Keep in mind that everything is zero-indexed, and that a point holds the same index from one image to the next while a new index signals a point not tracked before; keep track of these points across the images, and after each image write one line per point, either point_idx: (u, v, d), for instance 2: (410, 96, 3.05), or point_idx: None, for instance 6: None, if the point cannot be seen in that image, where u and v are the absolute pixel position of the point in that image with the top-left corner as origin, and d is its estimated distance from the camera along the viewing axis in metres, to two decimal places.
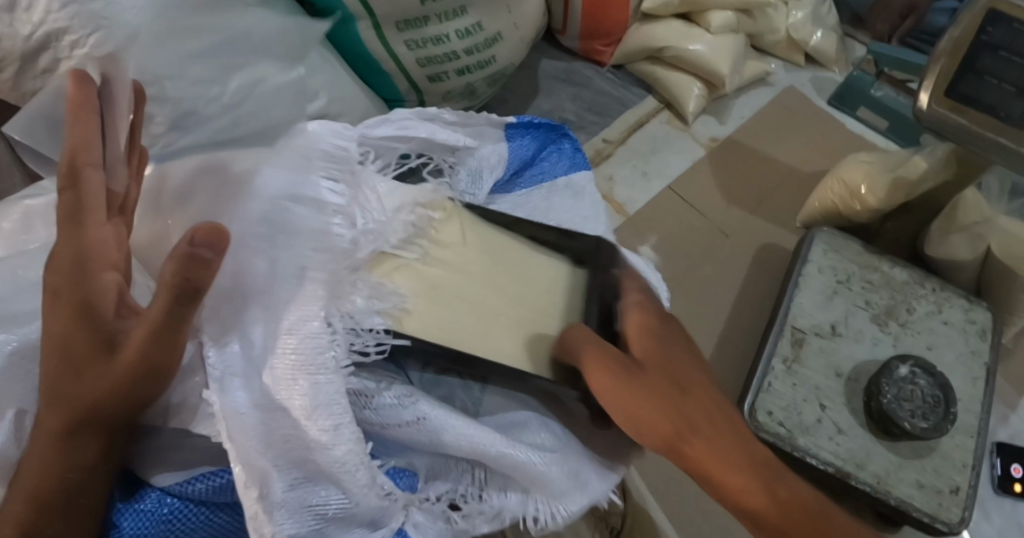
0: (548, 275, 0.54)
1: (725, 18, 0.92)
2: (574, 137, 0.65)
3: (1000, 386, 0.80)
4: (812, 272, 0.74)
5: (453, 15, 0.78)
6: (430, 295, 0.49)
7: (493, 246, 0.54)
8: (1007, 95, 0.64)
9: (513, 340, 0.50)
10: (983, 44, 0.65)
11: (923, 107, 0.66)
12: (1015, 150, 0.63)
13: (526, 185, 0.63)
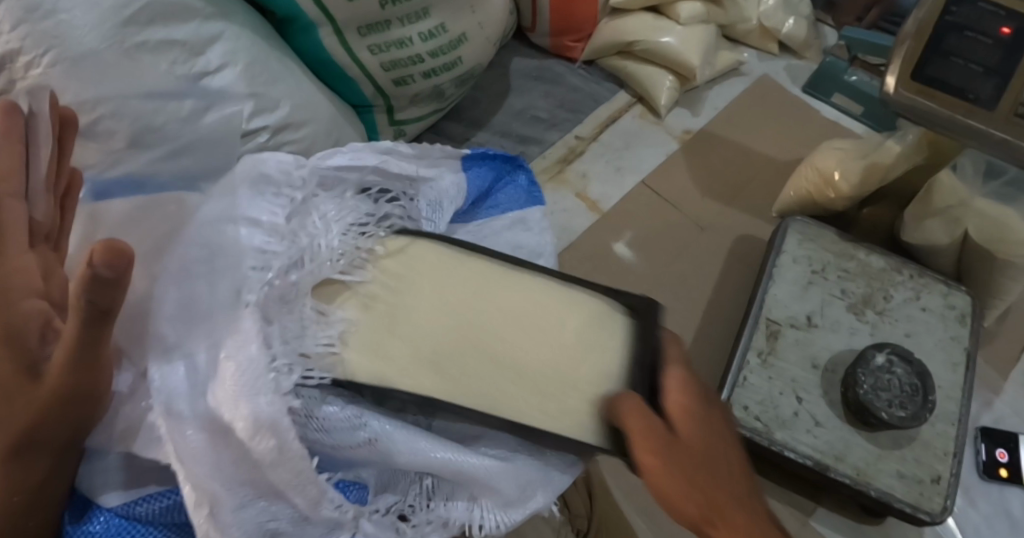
0: (548, 316, 0.50)
1: (692, 9, 0.91)
2: (530, 169, 0.62)
3: (983, 370, 0.79)
4: (787, 263, 0.72)
5: (416, 18, 0.78)
6: (368, 333, 0.47)
7: (468, 274, 0.51)
8: (974, 76, 0.63)
9: (497, 388, 0.47)
10: (947, 25, 0.64)
11: (891, 92, 0.64)
12: (984, 131, 0.62)
13: (484, 217, 0.60)
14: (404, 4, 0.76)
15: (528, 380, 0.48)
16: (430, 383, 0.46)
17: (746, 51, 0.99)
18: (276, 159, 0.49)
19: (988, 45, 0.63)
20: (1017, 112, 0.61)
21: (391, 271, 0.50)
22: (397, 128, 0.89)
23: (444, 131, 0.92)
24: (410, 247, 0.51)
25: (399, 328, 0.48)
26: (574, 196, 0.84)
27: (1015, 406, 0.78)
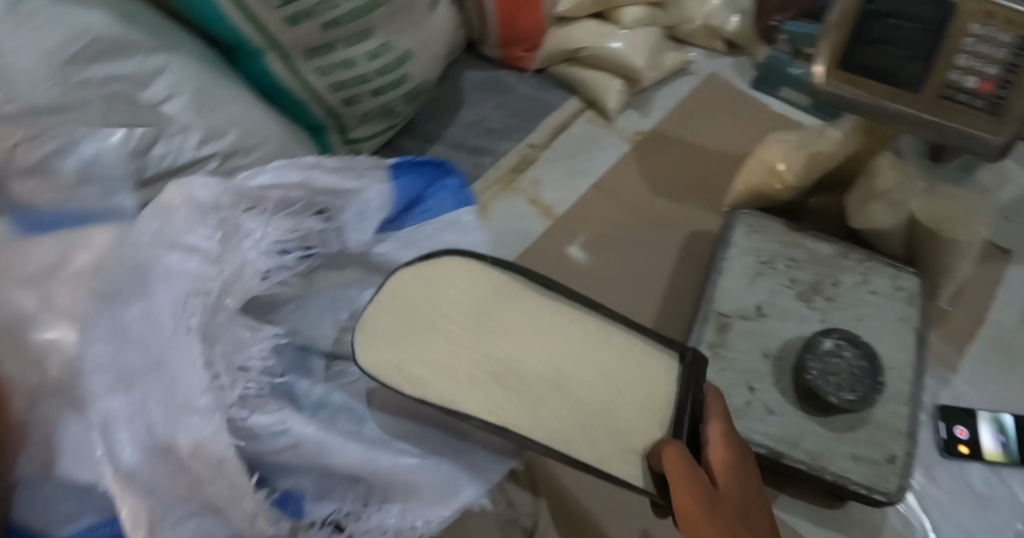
0: (600, 363, 0.56)
1: (635, 12, 0.94)
2: (459, 174, 0.66)
3: (938, 349, 0.81)
4: (734, 256, 0.73)
5: (358, 38, 0.80)
6: (440, 360, 0.55)
7: (536, 315, 0.58)
8: (899, 61, 0.64)
9: (554, 419, 0.54)
10: (868, 13, 0.64)
11: (820, 82, 0.66)
12: (910, 115, 0.64)
13: (416, 222, 0.63)
14: (346, 24, 0.77)
15: (582, 412, 0.55)
16: (494, 405, 0.54)
17: (693, 51, 1.00)
18: (204, 191, 0.49)
19: (911, 30, 0.63)
20: (943, 94, 0.63)
21: (450, 309, 0.56)
22: (351, 147, 0.90)
23: (400, 147, 0.94)
24: (471, 287, 0.57)
25: (465, 355, 0.55)
26: (528, 203, 0.86)
27: (971, 382, 0.79)
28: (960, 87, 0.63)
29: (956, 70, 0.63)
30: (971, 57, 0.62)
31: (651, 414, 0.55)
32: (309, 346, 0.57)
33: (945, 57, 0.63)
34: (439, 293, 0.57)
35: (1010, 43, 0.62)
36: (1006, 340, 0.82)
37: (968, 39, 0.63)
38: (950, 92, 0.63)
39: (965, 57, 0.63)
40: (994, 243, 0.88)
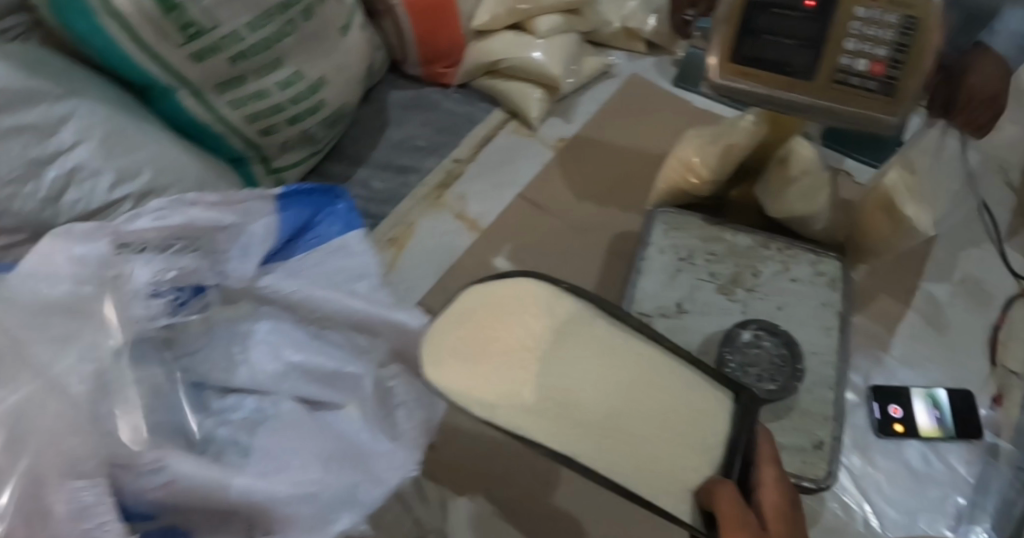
0: (667, 403, 0.46)
1: (552, 21, 0.94)
2: (348, 196, 0.58)
3: (869, 330, 0.82)
4: (653, 255, 0.73)
5: (268, 69, 0.80)
6: (497, 383, 0.42)
7: (595, 336, 0.46)
8: (788, 50, 0.64)
9: (626, 463, 0.42)
10: (754, 5, 0.64)
11: (713, 78, 0.66)
12: (803, 103, 0.64)
13: (304, 250, 0.58)
14: (253, 56, 0.77)
15: (646, 455, 0.43)
16: (562, 438, 0.41)
17: (615, 54, 1.01)
18: (94, 246, 0.48)
19: (796, 19, 0.64)
20: (834, 78, 0.63)
21: (515, 331, 0.44)
22: (275, 175, 0.90)
23: (326, 172, 0.94)
24: (535, 306, 0.46)
25: (533, 379, 0.43)
26: (454, 218, 0.86)
27: (903, 359, 0.80)
28: (851, 71, 0.63)
29: (845, 54, 0.63)
30: (859, 40, 0.62)
31: (706, 454, 0.45)
32: (203, 382, 0.52)
33: (833, 42, 0.63)
34: (499, 314, 0.45)
35: (895, 24, 0.62)
36: (934, 315, 0.84)
37: (853, 23, 0.63)
38: (842, 77, 0.63)
39: (852, 41, 0.62)
40: None
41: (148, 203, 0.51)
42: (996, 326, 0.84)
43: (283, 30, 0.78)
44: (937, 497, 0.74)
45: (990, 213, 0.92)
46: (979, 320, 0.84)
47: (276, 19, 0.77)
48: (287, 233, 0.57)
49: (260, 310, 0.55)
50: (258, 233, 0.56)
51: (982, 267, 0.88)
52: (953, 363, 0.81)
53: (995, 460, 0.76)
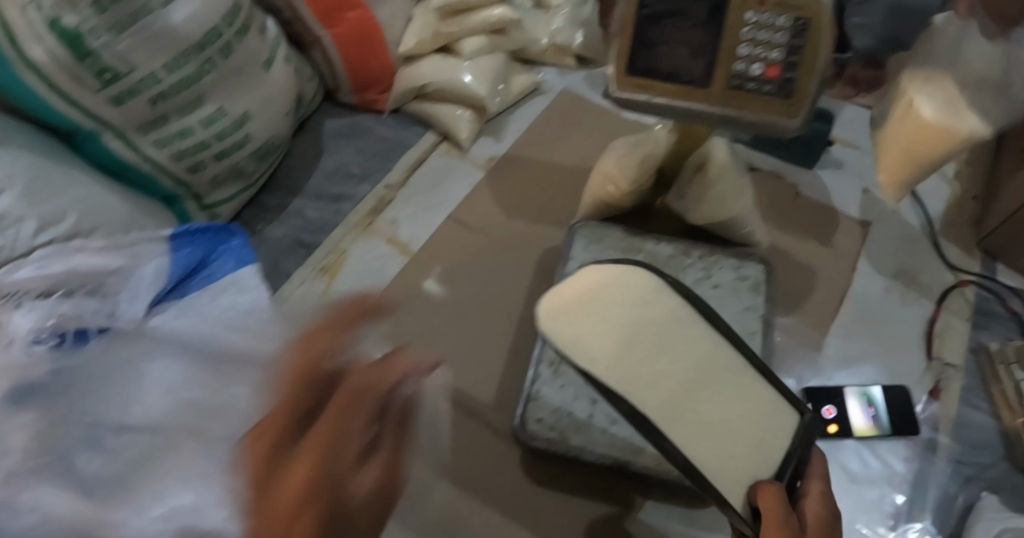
0: (746, 411, 0.48)
1: (476, 42, 0.95)
2: (238, 233, 0.68)
3: (802, 332, 0.82)
4: (575, 269, 0.73)
5: (188, 108, 0.82)
6: (599, 336, 0.46)
7: (682, 320, 0.50)
8: (683, 60, 0.64)
9: (699, 437, 0.46)
10: (646, 18, 0.63)
11: (613, 92, 0.66)
12: (700, 114, 0.65)
13: (201, 285, 0.66)
14: (174, 97, 0.79)
15: (712, 440, 0.46)
16: (643, 398, 0.45)
17: (545, 70, 1.02)
18: None
19: (689, 28, 0.63)
20: (731, 85, 0.63)
21: (613, 310, 0.48)
22: (209, 211, 0.90)
23: (262, 204, 0.94)
24: (641, 292, 0.49)
25: (620, 348, 0.46)
26: (385, 243, 0.87)
27: (838, 359, 0.80)
28: (747, 76, 0.63)
29: (739, 60, 0.63)
30: (752, 45, 0.62)
31: (770, 456, 0.49)
32: (100, 423, 0.54)
33: (727, 49, 0.63)
34: (599, 285, 0.49)
35: (786, 26, 0.62)
36: (869, 311, 0.84)
37: (745, 28, 0.62)
38: (739, 82, 0.63)
39: (746, 46, 0.62)
40: (851, 216, 0.90)
41: (33, 253, 0.59)
42: (931, 319, 0.84)
43: (201, 69, 0.80)
44: (876, 497, 0.73)
45: (923, 207, 0.93)
46: (915, 313, 0.85)
47: (192, 59, 0.79)
48: (179, 271, 0.65)
49: (155, 345, 0.59)
50: (148, 275, 0.64)
51: (918, 260, 0.88)
52: (889, 358, 0.81)
53: (934, 454, 0.76)
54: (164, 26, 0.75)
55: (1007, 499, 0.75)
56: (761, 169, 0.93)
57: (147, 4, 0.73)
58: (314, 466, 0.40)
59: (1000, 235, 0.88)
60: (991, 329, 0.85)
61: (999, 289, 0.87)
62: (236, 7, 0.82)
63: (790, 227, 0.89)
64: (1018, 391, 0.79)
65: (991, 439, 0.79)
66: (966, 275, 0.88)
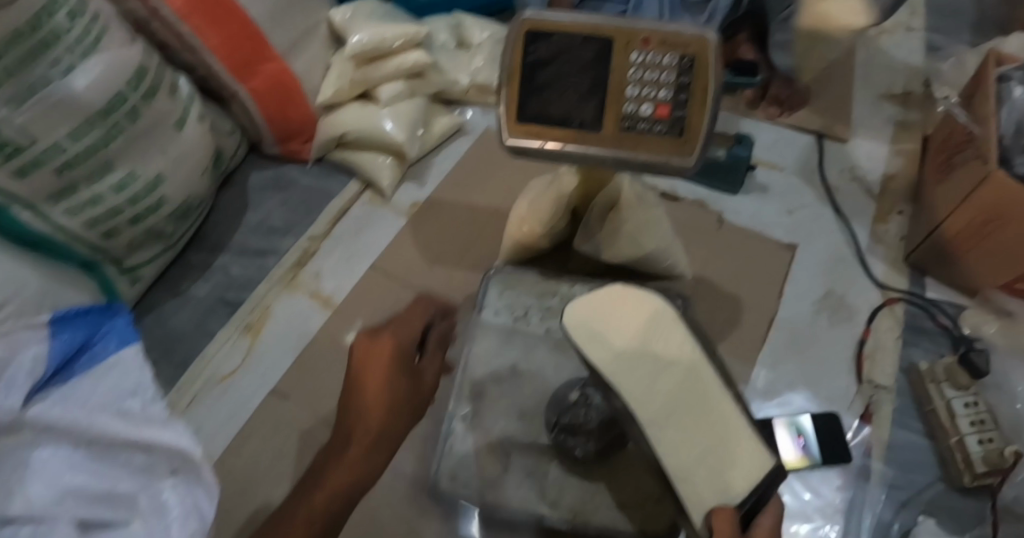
0: (732, 437, 0.45)
1: (392, 88, 0.96)
2: (126, 313, 0.65)
3: (728, 362, 0.82)
4: (490, 317, 0.74)
5: (99, 174, 0.80)
6: (598, 330, 0.49)
7: (673, 335, 0.48)
8: (572, 104, 0.61)
9: (672, 443, 0.45)
10: (532, 65, 0.60)
11: (508, 141, 0.62)
12: (601, 157, 0.61)
13: (84, 370, 0.59)
14: (81, 164, 0.77)
15: (690, 457, 0.45)
16: (637, 401, 0.46)
17: (470, 109, 1.05)
18: None
19: (576, 71, 0.60)
20: (622, 126, 0.60)
21: (632, 320, 0.49)
22: (131, 274, 0.88)
23: (187, 262, 0.93)
24: (653, 306, 0.49)
25: (630, 351, 0.47)
26: (308, 297, 0.89)
27: (765, 390, 0.80)
28: (637, 117, 0.60)
29: (628, 101, 0.60)
30: (639, 85, 0.59)
31: (734, 483, 0.44)
32: None
33: (615, 90, 0.60)
34: (626, 295, 0.50)
35: (670, 65, 0.59)
36: (797, 336, 0.84)
37: (630, 69, 0.60)
38: (630, 123, 0.60)
39: (633, 86, 0.60)
40: (774, 241, 0.92)
41: None
42: (861, 341, 0.84)
43: (109, 135, 0.78)
44: (807, 530, 0.72)
45: (848, 226, 0.94)
46: (843, 336, 0.85)
47: (98, 126, 0.77)
48: (61, 357, 0.58)
49: (43, 437, 0.53)
50: (25, 363, 0.55)
51: (844, 281, 0.89)
52: (816, 384, 0.81)
53: (867, 481, 0.75)
54: (67, 94, 0.73)
55: (943, 522, 0.74)
56: (682, 198, 0.95)
57: (45, 75, 0.71)
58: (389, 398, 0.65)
59: (925, 250, 0.88)
60: (921, 346, 0.84)
61: (928, 304, 0.87)
62: (143, 69, 0.81)
63: (712, 256, 0.90)
64: (948, 409, 0.77)
65: (926, 461, 0.78)
66: (894, 292, 0.88)
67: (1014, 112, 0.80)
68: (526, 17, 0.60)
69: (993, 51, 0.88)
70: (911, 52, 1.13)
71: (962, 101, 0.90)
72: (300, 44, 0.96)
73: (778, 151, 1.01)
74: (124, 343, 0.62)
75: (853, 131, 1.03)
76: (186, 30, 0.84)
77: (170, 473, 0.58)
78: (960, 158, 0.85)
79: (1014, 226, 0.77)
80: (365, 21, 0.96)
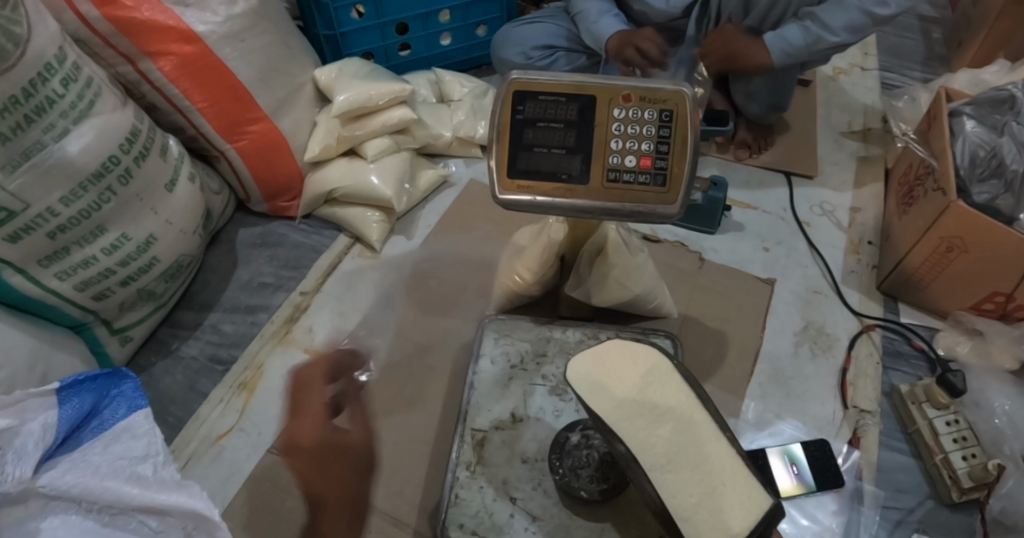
0: (730, 481, 0.46)
1: (379, 144, 1.00)
2: (135, 376, 0.62)
3: (716, 394, 0.84)
4: (485, 365, 0.77)
5: (92, 237, 0.80)
6: (597, 385, 0.51)
7: (671, 381, 0.50)
8: (561, 159, 0.63)
9: (672, 484, 0.46)
10: (521, 123, 0.63)
11: (500, 195, 0.64)
12: (588, 208, 0.63)
13: (91, 436, 0.58)
14: (74, 228, 0.77)
15: (690, 498, 0.46)
16: (638, 446, 0.48)
17: (453, 161, 1.10)
18: None
19: (562, 128, 0.63)
20: (608, 178, 0.63)
21: (629, 373, 0.51)
22: (121, 335, 0.87)
23: (177, 321, 0.94)
24: (650, 358, 0.51)
25: (631, 400, 0.49)
26: (303, 352, 0.90)
27: (757, 422, 0.83)
28: (622, 169, 0.63)
29: (613, 154, 0.63)
30: (623, 139, 0.63)
31: (732, 518, 0.44)
32: None
33: (600, 145, 0.63)
34: (623, 351, 0.53)
35: (652, 119, 0.62)
36: (780, 369, 0.87)
37: (614, 124, 0.63)
38: (615, 175, 0.63)
39: (617, 140, 0.63)
40: (754, 277, 0.95)
41: None
42: (842, 368, 0.87)
43: (101, 198, 0.79)
44: None
45: (822, 258, 0.98)
46: (826, 365, 0.88)
47: (91, 190, 0.77)
48: (69, 425, 0.57)
49: (51, 505, 0.53)
50: (32, 433, 0.55)
51: (822, 312, 0.93)
52: (803, 413, 0.84)
53: (861, 504, 0.77)
54: (61, 158, 0.74)
55: None
56: (663, 240, 0.99)
57: (39, 140, 0.72)
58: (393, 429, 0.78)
59: (896, 278, 0.93)
60: (901, 370, 0.88)
61: (903, 329, 0.91)
62: (134, 133, 0.82)
63: (696, 294, 0.93)
64: (931, 429, 0.80)
65: (915, 481, 0.80)
66: (870, 320, 0.92)
67: (968, 144, 0.85)
68: (513, 79, 0.62)
69: (942, 89, 0.94)
70: (867, 91, 1.20)
71: (919, 136, 0.96)
72: (287, 103, 0.98)
73: (749, 190, 1.07)
74: (133, 408, 0.61)
75: (818, 167, 1.09)
76: (175, 93, 0.87)
77: (185, 533, 0.56)
78: (920, 190, 0.91)
79: (976, 252, 0.82)
80: (352, 80, 0.99)
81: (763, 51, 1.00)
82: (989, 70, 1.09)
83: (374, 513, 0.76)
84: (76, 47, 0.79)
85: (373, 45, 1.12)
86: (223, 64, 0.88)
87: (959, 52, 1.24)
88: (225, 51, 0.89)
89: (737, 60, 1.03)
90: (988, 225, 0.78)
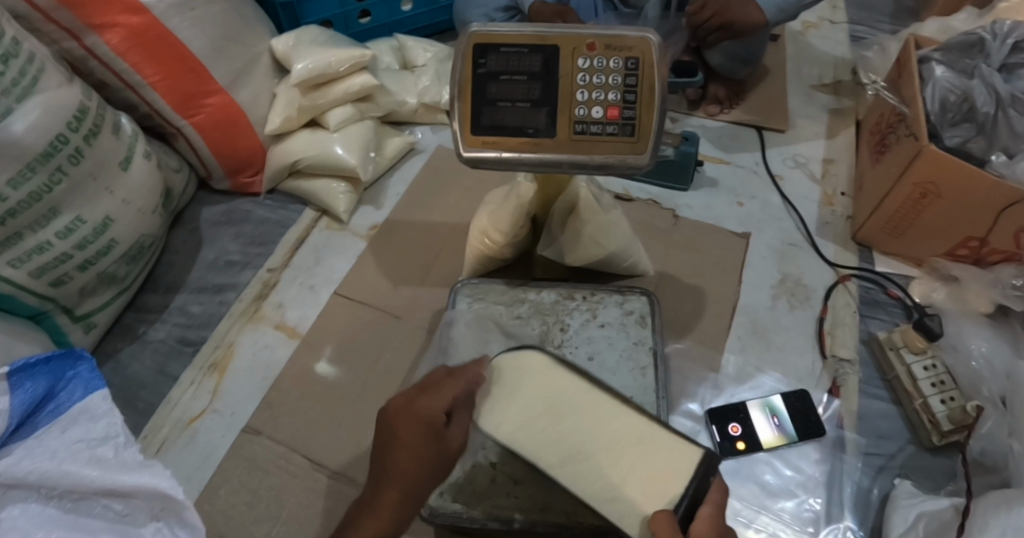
0: (644, 453, 0.50)
1: (342, 113, 0.97)
2: (91, 355, 0.58)
3: (696, 350, 0.84)
4: None
5: (44, 220, 0.76)
6: (492, 412, 0.55)
7: (565, 381, 0.55)
8: (525, 112, 0.61)
9: (591, 474, 0.50)
10: (483, 77, 0.61)
11: (465, 153, 0.62)
12: (550, 163, 0.61)
13: (47, 422, 0.55)
14: (25, 212, 0.74)
15: (609, 479, 0.50)
16: (546, 452, 0.52)
17: (420, 129, 1.07)
18: None
19: (525, 80, 0.60)
20: (575, 130, 0.61)
21: (523, 385, 0.56)
22: (84, 322, 0.84)
23: (142, 305, 0.90)
24: (538, 366, 0.56)
25: (527, 413, 0.54)
26: (274, 329, 0.87)
27: (737, 376, 0.82)
28: (589, 120, 0.61)
29: (579, 105, 0.61)
30: (589, 89, 0.61)
31: (658, 484, 0.49)
32: None
33: (565, 96, 0.61)
34: (512, 366, 0.57)
35: (618, 67, 0.60)
36: (759, 321, 0.87)
37: (579, 74, 0.60)
38: (582, 127, 0.61)
39: (582, 91, 0.61)
40: (728, 232, 0.94)
41: None
42: (820, 319, 0.87)
43: (53, 179, 0.75)
44: (793, 506, 0.74)
45: (796, 211, 0.97)
46: (804, 316, 0.87)
47: (40, 171, 0.74)
48: (22, 411, 0.54)
49: (10, 494, 0.52)
50: None
51: (798, 264, 0.92)
52: (783, 364, 0.84)
53: (843, 452, 0.78)
54: (7, 138, 0.70)
55: (918, 483, 0.76)
56: (636, 198, 0.98)
57: None
58: (422, 424, 0.54)
59: (869, 229, 0.92)
60: (878, 318, 0.88)
61: (879, 278, 0.91)
62: (83, 110, 0.78)
63: (673, 251, 0.92)
64: (909, 374, 0.80)
65: (895, 427, 0.80)
66: (846, 270, 0.92)
67: (938, 90, 0.84)
68: (472, 32, 0.60)
69: (912, 36, 0.92)
70: (836, 43, 1.19)
71: (889, 84, 0.95)
72: (243, 73, 0.94)
73: (721, 146, 1.05)
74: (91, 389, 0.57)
75: (790, 121, 1.08)
76: (124, 67, 0.83)
77: (153, 517, 0.57)
78: (893, 137, 0.90)
79: (951, 197, 0.81)
80: (310, 47, 0.96)
81: (757, 11, 1.00)
82: (957, 17, 1.08)
83: (350, 491, 0.75)
84: (14, 22, 0.75)
85: (331, 13, 1.09)
86: (172, 34, 0.85)
87: (928, 3, 1.23)
88: (175, 21, 0.85)
89: (733, 26, 1.00)
90: (962, 168, 0.78)
